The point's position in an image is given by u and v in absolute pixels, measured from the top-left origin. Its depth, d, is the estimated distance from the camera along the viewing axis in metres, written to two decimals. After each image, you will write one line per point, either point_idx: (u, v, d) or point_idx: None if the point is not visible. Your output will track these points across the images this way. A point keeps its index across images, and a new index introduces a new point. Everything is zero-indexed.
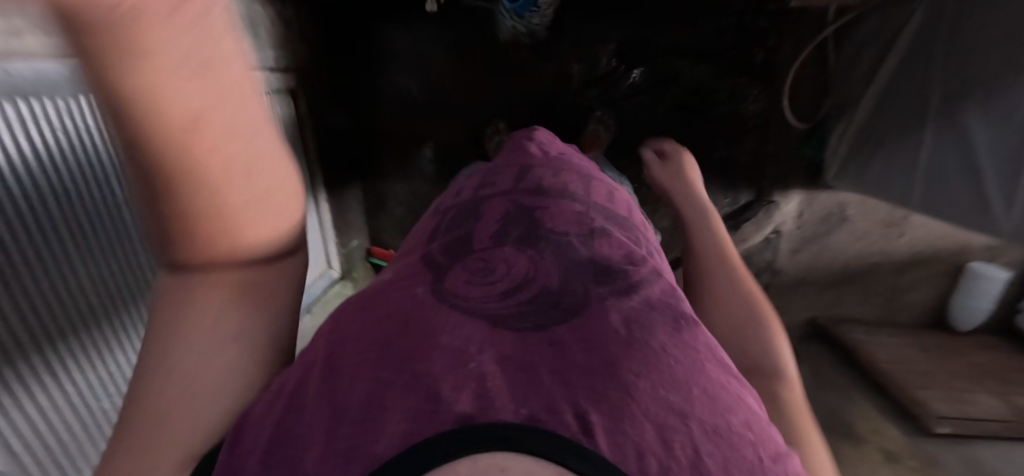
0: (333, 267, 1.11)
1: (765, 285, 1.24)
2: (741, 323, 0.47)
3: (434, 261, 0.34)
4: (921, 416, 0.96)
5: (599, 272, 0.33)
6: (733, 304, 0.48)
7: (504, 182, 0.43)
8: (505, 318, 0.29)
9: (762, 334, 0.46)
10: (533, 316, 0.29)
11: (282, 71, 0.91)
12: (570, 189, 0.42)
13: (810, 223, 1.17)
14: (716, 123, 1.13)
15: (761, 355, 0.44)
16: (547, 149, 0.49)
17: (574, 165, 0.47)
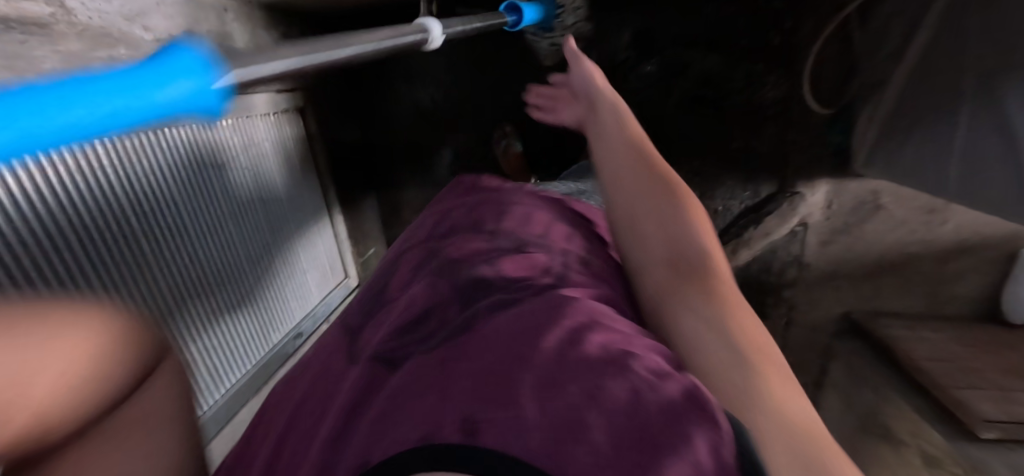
0: (350, 276, 1.17)
1: (792, 280, 1.18)
2: (672, 226, 0.54)
3: (355, 327, 0.49)
4: (966, 420, 0.86)
5: (482, 273, 0.46)
6: (665, 212, 0.55)
7: (436, 229, 0.58)
8: (414, 324, 0.42)
9: (690, 232, 0.53)
10: (432, 317, 0.42)
11: (291, 92, 0.95)
12: (470, 229, 0.56)
13: (840, 213, 1.10)
14: (730, 112, 1.09)
15: (695, 251, 0.51)
16: (471, 194, 0.63)
17: (475, 207, 0.60)
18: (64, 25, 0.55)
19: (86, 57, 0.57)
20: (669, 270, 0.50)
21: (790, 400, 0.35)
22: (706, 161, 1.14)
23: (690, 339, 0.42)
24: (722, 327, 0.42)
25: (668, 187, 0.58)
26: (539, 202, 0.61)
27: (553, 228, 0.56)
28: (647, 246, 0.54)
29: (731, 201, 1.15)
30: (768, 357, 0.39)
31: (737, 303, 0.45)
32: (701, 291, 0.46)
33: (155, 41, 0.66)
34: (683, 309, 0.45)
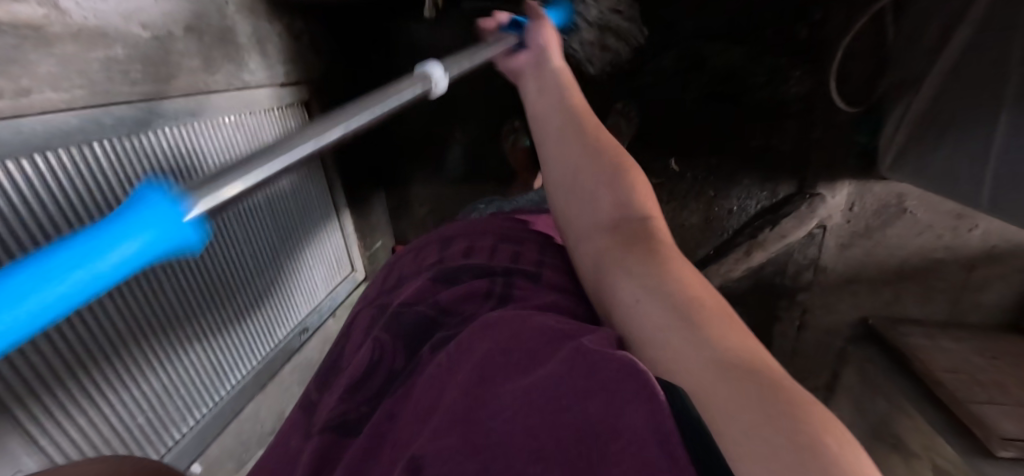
0: (357, 269, 1.17)
1: (807, 283, 1.14)
2: (609, 189, 0.54)
3: (313, 395, 0.50)
4: (983, 437, 0.82)
5: (422, 306, 0.50)
6: (601, 176, 0.55)
7: (391, 283, 0.61)
8: (364, 373, 0.45)
9: (625, 188, 0.53)
10: (381, 358, 0.46)
11: (293, 85, 0.92)
12: (421, 275, 0.57)
13: (862, 216, 1.06)
14: (750, 109, 1.03)
15: (632, 211, 0.51)
16: (421, 241, 0.67)
17: (428, 253, 0.61)
18: (59, 26, 0.54)
19: (82, 58, 0.56)
20: (614, 233, 0.49)
21: (731, 337, 0.35)
22: (723, 158, 1.09)
23: (627, 304, 0.42)
24: (656, 283, 0.41)
25: (602, 151, 0.58)
26: (487, 223, 0.63)
27: (499, 244, 0.59)
28: (592, 211, 0.54)
29: (748, 201, 1.10)
30: (705, 299, 0.39)
31: (669, 254, 0.45)
32: (638, 249, 0.46)
33: (153, 39, 0.65)
34: (619, 274, 0.44)
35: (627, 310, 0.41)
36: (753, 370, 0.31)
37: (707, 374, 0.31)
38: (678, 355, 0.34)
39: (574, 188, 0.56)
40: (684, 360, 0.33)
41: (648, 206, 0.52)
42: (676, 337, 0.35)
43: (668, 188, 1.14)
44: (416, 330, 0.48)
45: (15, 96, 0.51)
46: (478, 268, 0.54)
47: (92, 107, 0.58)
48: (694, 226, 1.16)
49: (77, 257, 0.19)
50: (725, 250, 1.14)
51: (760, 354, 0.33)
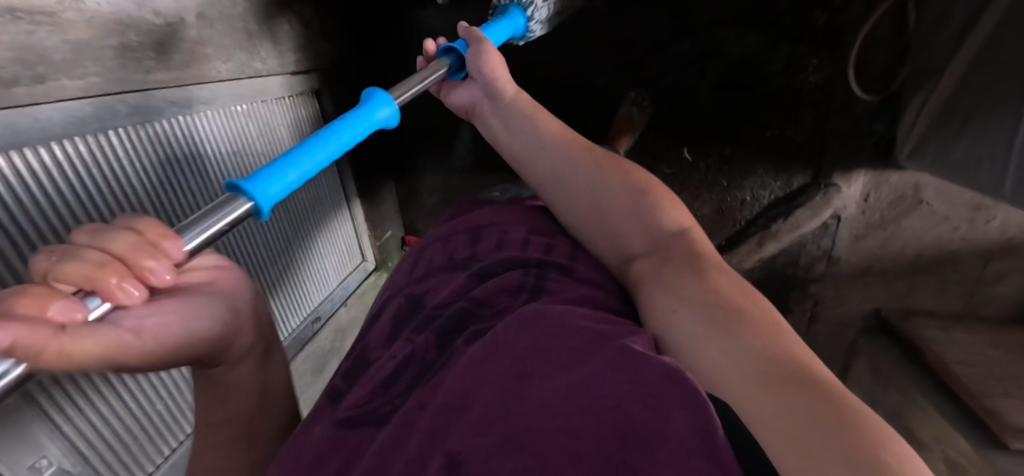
0: (368, 259, 1.18)
1: (820, 275, 1.14)
2: (638, 212, 0.55)
3: (336, 388, 0.49)
4: (996, 429, 0.82)
5: (459, 302, 0.51)
6: (627, 200, 0.56)
7: (420, 270, 0.61)
8: (399, 366, 0.45)
9: (653, 212, 0.55)
10: (414, 349, 0.46)
11: (304, 73, 0.92)
12: (453, 268, 0.57)
13: (877, 207, 1.05)
14: (765, 99, 1.02)
15: (664, 234, 0.53)
16: (450, 227, 0.66)
17: (457, 244, 0.61)
18: (72, 12, 0.53)
19: (97, 45, 0.56)
20: (647, 260, 0.52)
21: (769, 343, 0.37)
22: (737, 148, 1.07)
23: (663, 317, 0.45)
24: (695, 296, 0.44)
25: (629, 173, 0.59)
26: (517, 215, 0.63)
27: (529, 235, 0.59)
28: (620, 236, 0.56)
29: (762, 192, 1.09)
30: (745, 310, 0.42)
31: (707, 270, 0.48)
32: (675, 269, 0.48)
33: (165, 26, 0.64)
34: (657, 290, 0.48)
35: (665, 322, 0.44)
36: (794, 375, 0.34)
37: (748, 382, 0.34)
38: (722, 362, 0.37)
39: (599, 210, 0.58)
40: (724, 366, 0.37)
41: (677, 225, 0.54)
42: (714, 347, 0.38)
43: (680, 179, 1.13)
44: (448, 323, 0.48)
45: (32, 83, 0.50)
46: (513, 261, 0.54)
47: (107, 95, 0.58)
48: (706, 216, 1.15)
49: (310, 146, 0.47)
50: (738, 241, 1.13)
51: (802, 359, 0.36)
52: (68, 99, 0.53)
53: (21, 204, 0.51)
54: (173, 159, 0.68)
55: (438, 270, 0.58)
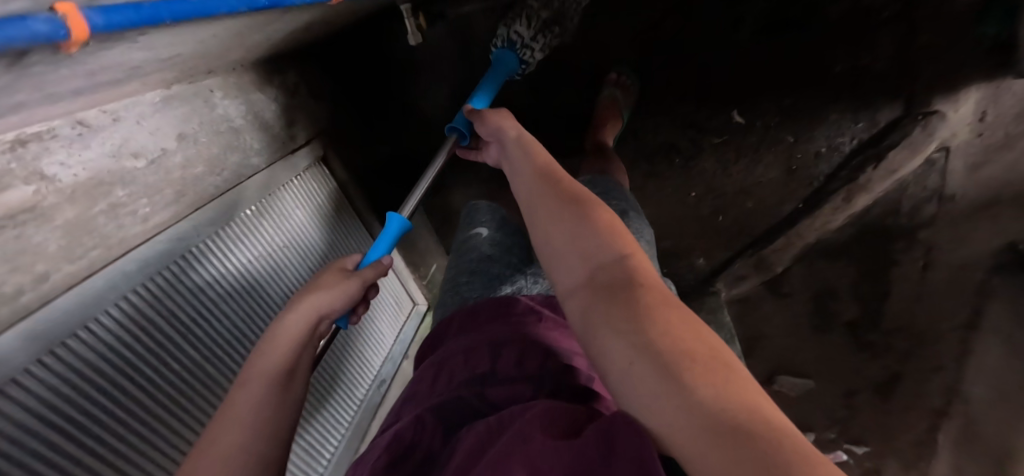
0: (420, 302, 1.16)
1: (933, 216, 0.95)
2: (583, 244, 0.47)
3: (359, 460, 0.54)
4: None
5: (461, 388, 0.54)
6: (577, 231, 0.48)
7: (428, 367, 0.62)
8: (400, 452, 0.50)
9: (599, 241, 0.46)
10: (421, 439, 0.51)
11: (308, 142, 0.89)
12: (466, 367, 0.57)
13: (1005, 125, 0.83)
14: (822, 32, 0.85)
15: (613, 265, 0.44)
16: (456, 339, 0.65)
17: (473, 337, 0.61)
18: (53, 196, 0.52)
19: (88, 218, 0.55)
20: (588, 296, 0.43)
21: (723, 389, 0.32)
22: (800, 95, 0.89)
23: (615, 374, 0.37)
24: (648, 343, 0.36)
25: (573, 207, 0.51)
26: (530, 328, 0.59)
27: (545, 350, 0.55)
28: (567, 272, 0.47)
29: (840, 140, 0.90)
30: (694, 351, 0.35)
31: (657, 306, 0.39)
32: (627, 304, 0.40)
33: (150, 165, 0.62)
34: (609, 335, 0.39)
35: (618, 380, 0.37)
36: (747, 430, 0.29)
37: (709, 450, 0.29)
38: (680, 426, 0.31)
39: (553, 247, 0.50)
40: (684, 425, 0.31)
41: (625, 252, 0.45)
42: (669, 403, 0.32)
43: (735, 145, 0.95)
44: (455, 409, 0.53)
45: (35, 286, 0.50)
46: (523, 377, 0.52)
47: (110, 261, 0.57)
48: (774, 182, 0.97)
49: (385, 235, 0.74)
50: (818, 203, 0.96)
51: (752, 405, 0.31)
52: (77, 286, 0.54)
53: (61, 400, 0.53)
54: (191, 290, 0.68)
55: (446, 379, 0.57)
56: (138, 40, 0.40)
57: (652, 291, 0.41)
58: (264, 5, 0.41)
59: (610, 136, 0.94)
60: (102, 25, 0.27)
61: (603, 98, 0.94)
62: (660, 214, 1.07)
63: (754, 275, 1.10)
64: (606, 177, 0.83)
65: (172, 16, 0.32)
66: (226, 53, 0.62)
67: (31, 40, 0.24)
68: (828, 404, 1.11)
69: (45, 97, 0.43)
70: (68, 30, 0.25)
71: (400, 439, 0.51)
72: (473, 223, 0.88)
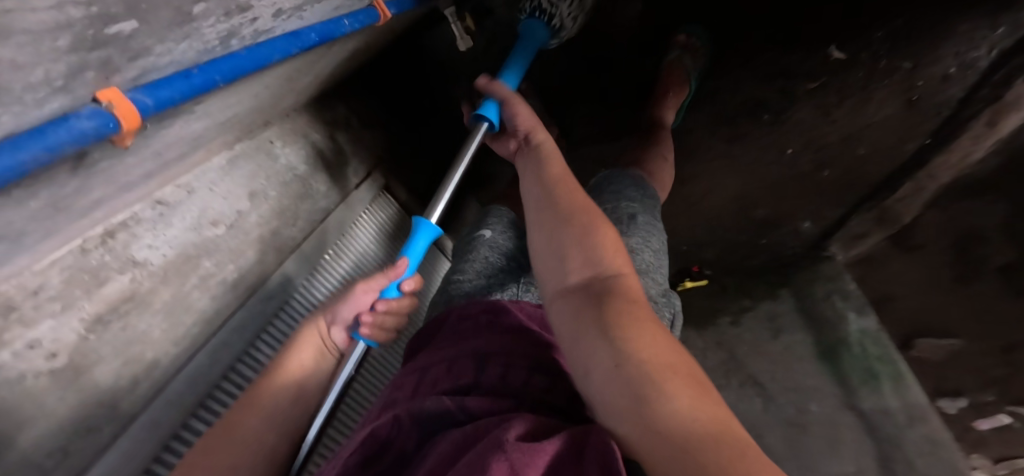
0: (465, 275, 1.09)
1: None
2: (577, 246, 0.42)
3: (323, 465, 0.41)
4: None
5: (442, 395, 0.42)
6: (572, 234, 0.43)
7: (404, 373, 0.50)
8: (369, 455, 0.39)
9: (594, 245, 0.42)
10: (394, 442, 0.40)
11: (367, 176, 0.86)
12: (455, 363, 0.46)
13: None
14: None
15: (604, 271, 0.40)
16: (433, 347, 0.52)
17: (465, 333, 0.50)
18: (148, 281, 0.52)
19: (182, 296, 0.55)
20: (571, 299, 0.40)
21: (694, 403, 0.30)
22: (914, 14, 0.73)
23: (592, 380, 0.34)
24: (628, 351, 0.33)
25: (569, 208, 0.46)
26: (516, 333, 0.48)
27: (529, 363, 0.44)
28: (553, 270, 0.43)
29: (972, 55, 0.72)
30: (674, 365, 0.33)
31: (643, 317, 0.36)
32: (613, 312, 0.36)
33: (229, 230, 0.61)
34: (592, 338, 0.35)
35: (592, 388, 0.34)
36: (711, 446, 0.27)
37: (671, 464, 0.27)
38: (647, 443, 0.29)
39: (542, 249, 0.45)
40: (647, 439, 0.29)
41: (623, 265, 0.41)
42: (643, 417, 0.30)
43: (835, 88, 0.81)
44: (434, 422, 0.40)
45: (147, 375, 0.51)
46: (505, 392, 0.42)
47: (210, 339, 0.58)
48: (889, 122, 0.81)
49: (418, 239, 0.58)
50: (947, 137, 0.79)
51: (719, 420, 0.29)
52: (180, 367, 0.54)
53: None
54: None
55: (426, 387, 0.45)
56: (195, 111, 0.38)
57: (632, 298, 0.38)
58: (314, 40, 0.37)
59: (671, 111, 0.86)
60: (153, 106, 0.23)
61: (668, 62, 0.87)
62: (757, 182, 0.94)
63: (874, 232, 0.96)
64: (626, 171, 0.75)
65: (224, 77, 0.28)
66: (278, 102, 0.60)
67: (78, 144, 0.20)
68: (983, 366, 0.98)
69: (121, 187, 0.42)
70: (118, 122, 0.21)
71: (373, 434, 0.40)
72: (480, 226, 0.77)
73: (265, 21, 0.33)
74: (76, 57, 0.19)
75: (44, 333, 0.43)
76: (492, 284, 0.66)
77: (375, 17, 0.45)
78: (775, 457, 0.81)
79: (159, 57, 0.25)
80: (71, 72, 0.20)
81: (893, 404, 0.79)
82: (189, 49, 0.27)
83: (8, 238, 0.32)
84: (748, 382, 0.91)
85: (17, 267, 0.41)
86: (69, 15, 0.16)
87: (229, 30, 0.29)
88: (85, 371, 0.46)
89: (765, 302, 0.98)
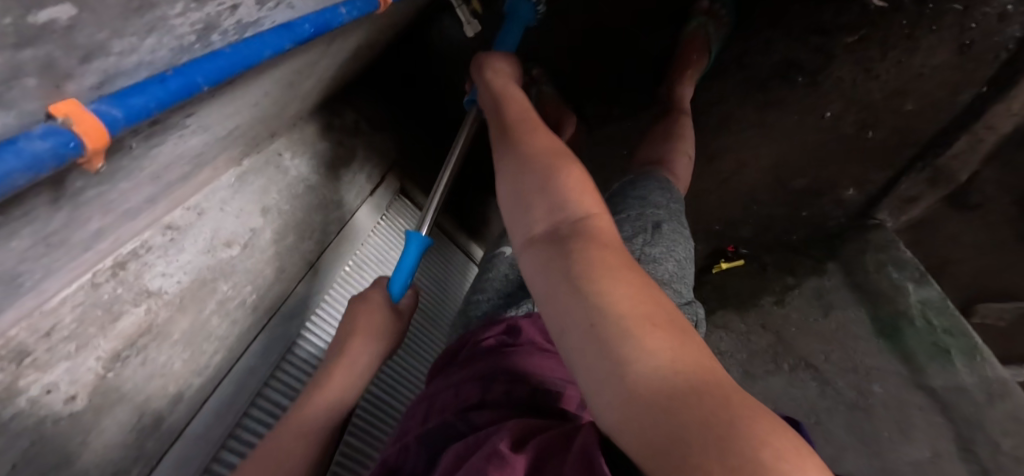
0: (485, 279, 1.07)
1: None
2: (543, 192, 0.38)
3: None
4: None
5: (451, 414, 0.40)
6: (539, 181, 0.39)
7: (416, 402, 0.47)
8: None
9: (562, 189, 0.38)
10: (405, 463, 0.39)
11: (381, 181, 0.82)
12: (465, 383, 0.43)
13: None
14: None
15: (571, 215, 0.36)
16: (446, 372, 0.49)
17: (480, 355, 0.48)
18: (164, 311, 0.49)
19: (202, 323, 0.52)
20: (539, 251, 0.35)
21: (675, 356, 0.25)
22: None
23: (567, 341, 0.30)
24: (602, 306, 0.28)
25: (536, 155, 0.42)
26: (526, 354, 0.45)
27: (540, 378, 0.42)
28: (522, 221, 0.38)
29: None
30: (651, 314, 0.28)
31: (615, 262, 0.31)
32: (582, 263, 0.31)
33: (244, 250, 0.58)
34: (565, 296, 0.31)
35: (568, 353, 0.30)
36: (687, 400, 0.22)
37: (647, 434, 0.23)
38: (619, 413, 0.25)
39: (509, 202, 0.41)
40: (622, 402, 0.25)
41: (591, 205, 0.37)
42: (613, 383, 0.25)
43: (877, 40, 0.75)
44: (440, 435, 0.38)
45: (175, 406, 0.49)
46: (514, 408, 0.39)
47: (236, 364, 0.55)
48: (939, 74, 0.73)
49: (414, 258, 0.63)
50: (1012, 81, 0.69)
51: (703, 373, 0.24)
52: (205, 398, 0.52)
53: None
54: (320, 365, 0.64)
55: (435, 412, 0.43)
56: (189, 124, 0.35)
57: (599, 244, 0.33)
58: (308, 33, 0.33)
59: (690, 85, 0.81)
60: (122, 118, 0.20)
61: (690, 30, 0.82)
62: (793, 150, 0.87)
63: (928, 194, 0.84)
64: (650, 172, 0.70)
65: (208, 78, 0.25)
66: (283, 110, 0.57)
67: (33, 173, 0.17)
68: None
69: (123, 215, 0.39)
70: (79, 141, 0.18)
71: (383, 461, 0.40)
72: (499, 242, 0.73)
73: (249, 11, 0.29)
74: (5, 55, 0.15)
75: (60, 375, 0.41)
76: (510, 301, 0.61)
77: (375, 4, 0.42)
78: (838, 445, 0.76)
79: (122, 58, 0.22)
80: (6, 79, 0.16)
81: (968, 381, 0.71)
82: (161, 45, 0.24)
83: (0, 283, 0.30)
84: (799, 366, 0.85)
85: (26, 309, 0.38)
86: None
87: (206, 22, 0.26)
88: (107, 411, 0.44)
89: (810, 279, 0.91)
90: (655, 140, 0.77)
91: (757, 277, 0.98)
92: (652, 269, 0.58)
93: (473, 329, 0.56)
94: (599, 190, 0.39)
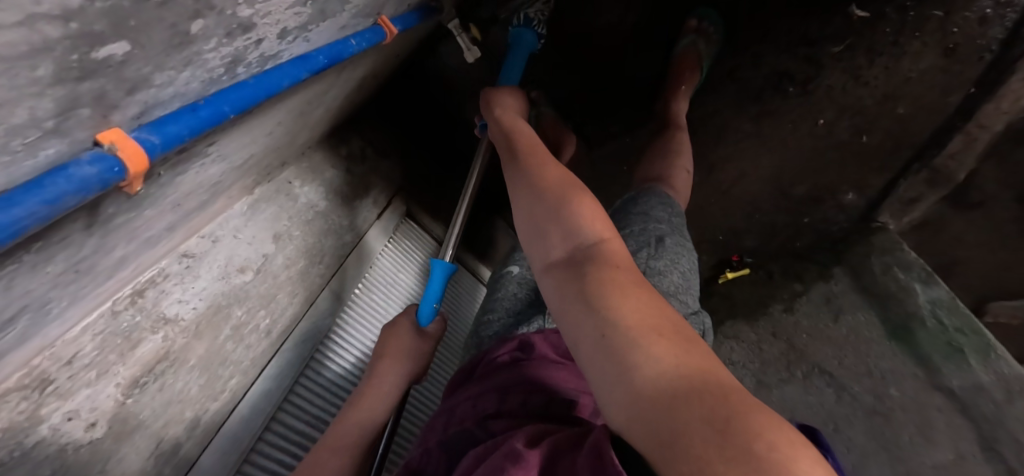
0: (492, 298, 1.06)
1: None
2: (555, 219, 0.39)
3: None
4: None
5: (470, 426, 0.41)
6: (550, 209, 0.40)
7: (435, 415, 0.47)
8: None
9: (574, 216, 0.39)
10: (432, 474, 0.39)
11: (388, 206, 0.83)
12: (481, 396, 0.43)
13: None
14: None
15: (584, 240, 0.37)
16: (461, 389, 0.50)
17: (496, 370, 0.48)
18: (180, 338, 0.50)
19: (218, 349, 0.53)
20: (556, 275, 0.36)
21: (684, 362, 0.26)
22: None
23: (581, 353, 0.30)
24: (613, 318, 0.29)
25: (547, 185, 0.43)
26: (538, 366, 0.45)
27: (554, 389, 0.42)
28: (540, 248, 0.39)
29: None
30: (661, 326, 0.28)
31: (626, 281, 0.32)
32: (595, 282, 0.32)
33: (257, 275, 0.60)
34: (578, 311, 0.32)
35: (581, 364, 0.30)
36: (695, 400, 0.23)
37: (657, 435, 0.23)
38: (631, 419, 0.25)
39: (525, 231, 0.42)
40: (632, 405, 0.25)
41: (603, 230, 0.38)
42: (624, 388, 0.26)
43: (863, 48, 0.78)
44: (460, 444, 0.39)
45: (192, 433, 0.50)
46: (528, 417, 0.39)
47: (250, 388, 0.56)
48: (927, 79, 0.75)
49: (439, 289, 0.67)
50: (999, 81, 0.70)
51: (712, 378, 0.25)
52: (221, 423, 0.52)
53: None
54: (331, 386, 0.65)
55: (454, 423, 0.43)
56: (211, 152, 0.37)
57: (610, 265, 0.34)
58: (322, 64, 0.36)
59: (684, 99, 0.84)
60: (160, 144, 0.22)
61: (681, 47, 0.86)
62: (790, 159, 0.89)
63: (929, 195, 0.84)
64: (650, 188, 0.71)
65: (233, 106, 0.27)
66: (293, 140, 0.59)
67: (81, 194, 0.18)
68: None
69: (146, 242, 0.41)
70: (122, 165, 0.21)
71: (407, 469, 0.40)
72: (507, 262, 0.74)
73: (272, 45, 0.31)
74: (67, 88, 0.17)
75: (81, 403, 0.42)
76: (520, 319, 0.61)
77: (381, 35, 0.45)
78: (859, 452, 0.75)
79: (161, 89, 0.23)
80: (64, 110, 0.18)
81: (985, 379, 0.67)
82: (194, 78, 0.25)
83: (34, 308, 0.31)
84: (813, 373, 0.85)
85: (48, 340, 0.39)
86: (46, 33, 0.14)
87: (234, 55, 0.27)
88: (127, 438, 0.44)
89: (818, 284, 0.91)
90: (654, 156, 0.78)
91: (765, 285, 0.98)
92: (658, 281, 0.59)
93: (488, 346, 0.56)
94: (610, 217, 0.40)
